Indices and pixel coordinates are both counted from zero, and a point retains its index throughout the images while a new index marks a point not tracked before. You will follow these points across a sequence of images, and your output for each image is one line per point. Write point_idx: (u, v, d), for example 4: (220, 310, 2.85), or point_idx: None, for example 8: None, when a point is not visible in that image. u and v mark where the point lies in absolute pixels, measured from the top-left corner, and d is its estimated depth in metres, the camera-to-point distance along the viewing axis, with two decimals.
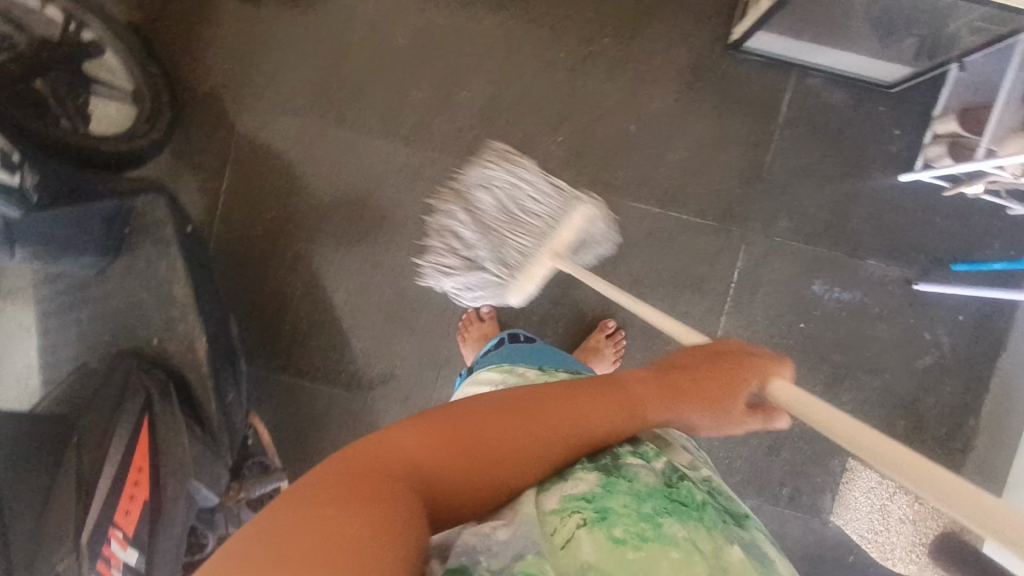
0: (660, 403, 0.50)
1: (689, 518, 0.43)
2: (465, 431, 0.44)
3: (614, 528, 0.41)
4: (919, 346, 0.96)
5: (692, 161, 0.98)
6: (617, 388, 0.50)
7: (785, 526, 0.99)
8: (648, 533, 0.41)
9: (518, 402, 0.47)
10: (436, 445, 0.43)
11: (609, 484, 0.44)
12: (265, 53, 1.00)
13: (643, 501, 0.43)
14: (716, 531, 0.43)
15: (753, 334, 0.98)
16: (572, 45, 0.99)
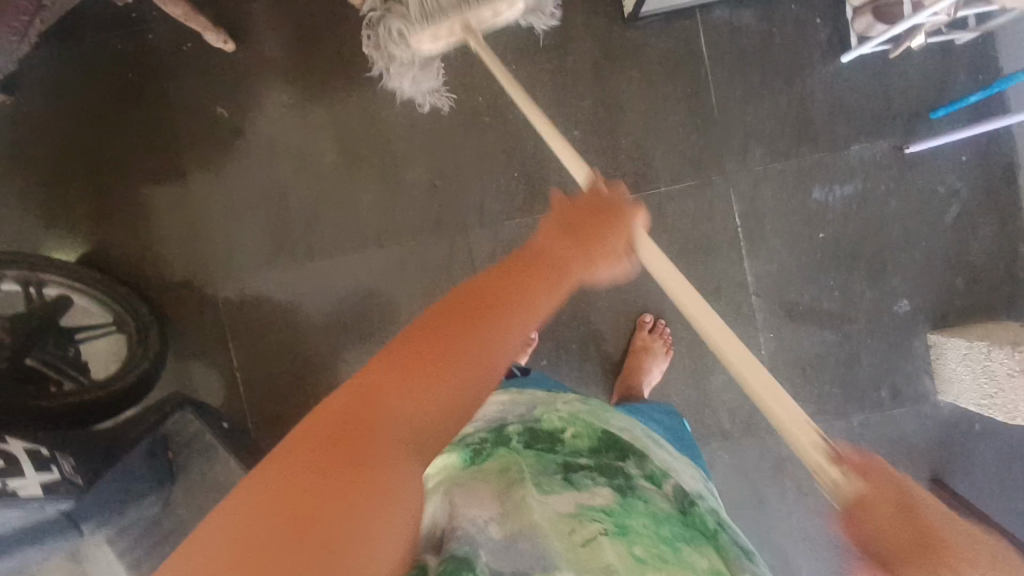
0: (572, 263, 0.51)
1: (706, 545, 0.50)
2: (422, 356, 0.39)
3: (634, 545, 0.45)
4: (939, 201, 0.95)
5: (646, 136, 0.97)
6: (549, 269, 0.49)
7: (896, 423, 0.98)
8: (667, 552, 0.46)
9: (483, 299, 0.43)
10: (407, 369, 0.38)
11: (626, 502, 0.50)
12: (215, 227, 1.02)
13: (663, 525, 0.50)
14: (731, 562, 0.49)
15: (780, 264, 0.97)
16: (485, 85, 0.99)
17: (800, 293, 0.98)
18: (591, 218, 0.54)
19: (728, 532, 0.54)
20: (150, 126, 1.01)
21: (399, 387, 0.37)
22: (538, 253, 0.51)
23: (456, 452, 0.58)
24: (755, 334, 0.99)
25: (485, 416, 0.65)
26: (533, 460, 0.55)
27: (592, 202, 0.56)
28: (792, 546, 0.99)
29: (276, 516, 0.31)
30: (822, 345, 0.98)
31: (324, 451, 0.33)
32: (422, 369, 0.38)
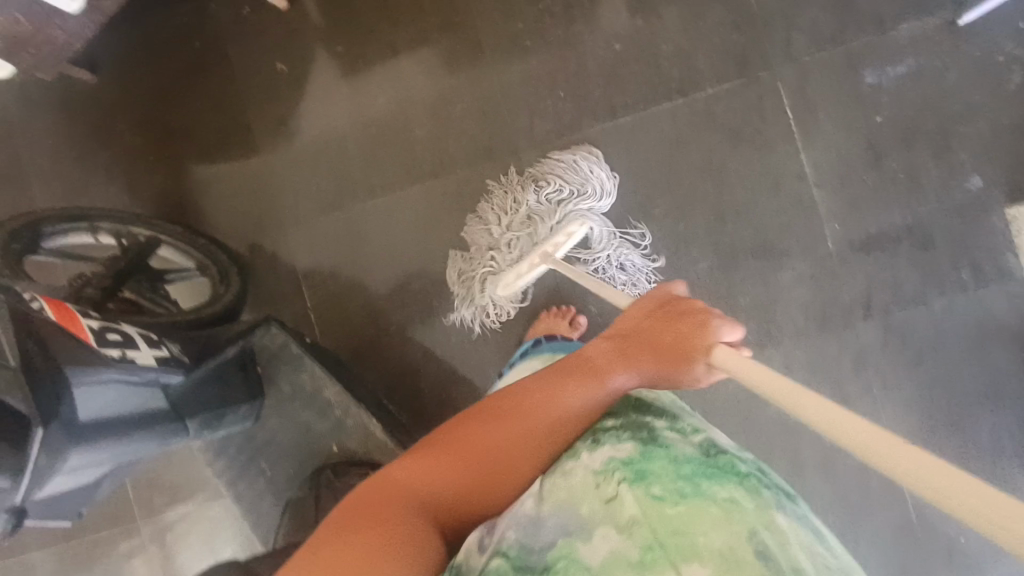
0: (618, 364, 0.55)
1: (730, 481, 0.46)
2: (471, 439, 0.49)
3: (653, 486, 0.45)
4: (999, 69, 0.93)
5: (687, 41, 0.99)
6: (591, 368, 0.54)
7: (982, 306, 0.94)
8: (687, 490, 0.45)
9: (522, 400, 0.51)
10: (478, 422, 0.50)
11: (645, 450, 0.48)
12: (281, 178, 1.08)
13: (682, 465, 0.47)
14: (761, 496, 0.45)
15: (836, 153, 0.97)
16: (524, 12, 1.02)
17: (862, 180, 0.96)
18: (664, 312, 0.60)
19: (764, 476, 0.48)
20: (216, 88, 1.09)
21: (453, 442, 0.49)
22: (586, 362, 0.55)
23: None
24: (819, 226, 0.97)
25: None
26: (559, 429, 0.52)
27: (677, 306, 0.61)
28: None
29: (355, 519, 0.42)
30: (891, 231, 0.96)
31: (406, 472, 0.47)
32: (474, 428, 0.50)
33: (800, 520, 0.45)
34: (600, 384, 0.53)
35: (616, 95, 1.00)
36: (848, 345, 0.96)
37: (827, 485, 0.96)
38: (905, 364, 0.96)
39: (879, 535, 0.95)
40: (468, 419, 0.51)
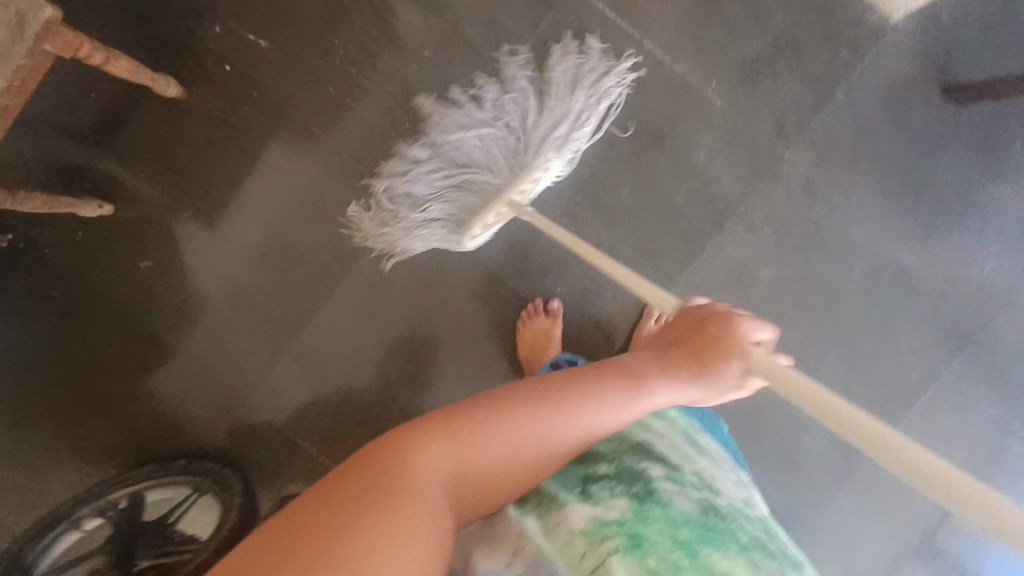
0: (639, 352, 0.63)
1: (728, 550, 0.56)
2: (477, 440, 0.52)
3: (647, 559, 0.53)
4: None
5: (484, 11, 0.96)
6: (623, 372, 0.59)
7: (877, 70, 0.95)
8: (681, 562, 0.53)
9: (554, 397, 0.55)
10: (455, 440, 0.51)
11: (643, 511, 0.56)
12: (215, 360, 1.03)
13: (676, 530, 0.56)
14: (749, 559, 0.55)
15: (672, 23, 0.95)
16: (328, 76, 0.98)
17: (712, 31, 0.95)
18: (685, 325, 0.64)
19: (762, 534, 0.60)
20: (106, 321, 1.02)
21: (430, 447, 0.50)
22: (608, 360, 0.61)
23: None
24: (700, 95, 0.96)
25: None
26: (562, 474, 0.61)
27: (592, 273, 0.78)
28: (871, 241, 0.98)
29: (356, 495, 0.44)
30: (763, 58, 0.95)
31: (384, 460, 0.47)
32: (454, 442, 0.51)
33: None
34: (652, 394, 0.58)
35: (457, 96, 0.98)
36: (792, 177, 0.97)
37: (847, 304, 0.99)
38: (844, 163, 0.96)
39: (915, 314, 0.99)
40: (512, 411, 0.54)
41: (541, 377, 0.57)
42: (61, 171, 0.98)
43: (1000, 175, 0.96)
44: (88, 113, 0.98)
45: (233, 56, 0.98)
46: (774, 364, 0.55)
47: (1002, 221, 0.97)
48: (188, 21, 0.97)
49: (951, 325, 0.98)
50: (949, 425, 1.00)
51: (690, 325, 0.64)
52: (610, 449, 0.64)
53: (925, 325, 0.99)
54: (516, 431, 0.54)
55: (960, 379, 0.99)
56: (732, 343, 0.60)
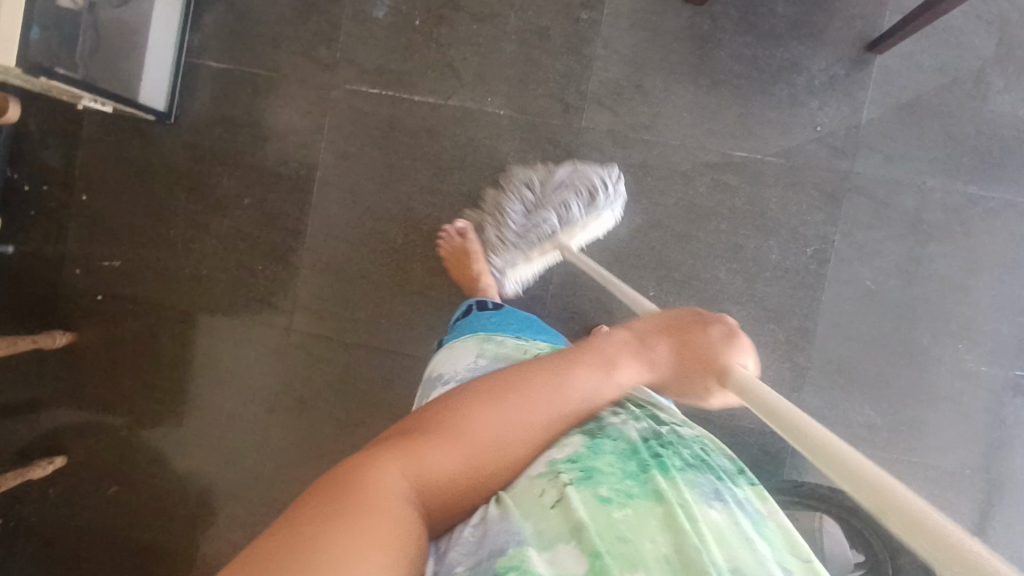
0: (619, 359, 0.58)
1: (669, 471, 0.53)
2: (446, 437, 0.50)
3: (599, 488, 0.50)
4: None
5: (275, 142, 1.05)
6: (595, 356, 0.57)
7: (619, 12, 0.98)
8: (632, 488, 0.50)
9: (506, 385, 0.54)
10: (407, 451, 0.48)
11: (595, 445, 0.54)
12: (201, 544, 1.09)
13: (628, 459, 0.53)
14: (700, 486, 0.52)
15: (428, 70, 1.02)
16: (181, 261, 1.08)
17: (463, 59, 1.01)
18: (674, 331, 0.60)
19: (708, 457, 0.57)
20: (101, 554, 1.10)
21: (389, 459, 0.46)
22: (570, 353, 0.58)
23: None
24: (482, 114, 1.02)
25: (454, 372, 0.70)
26: None
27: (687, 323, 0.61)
28: (698, 154, 0.98)
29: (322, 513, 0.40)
30: (518, 56, 1.00)
31: (363, 475, 0.44)
32: (409, 456, 0.47)
33: (735, 499, 0.52)
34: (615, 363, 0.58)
35: (288, 222, 1.06)
36: (600, 139, 0.99)
37: (710, 218, 0.98)
38: (636, 103, 0.99)
39: (778, 195, 0.97)
40: (450, 409, 0.52)
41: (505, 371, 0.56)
42: (13, 447, 1.09)
43: (778, 38, 0.96)
44: (12, 390, 1.09)
45: (101, 286, 1.09)
46: (746, 380, 0.53)
47: (808, 76, 0.96)
48: (51, 276, 1.09)
49: (816, 189, 0.97)
50: (868, 278, 0.96)
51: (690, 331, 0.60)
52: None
53: (792, 201, 0.97)
54: (467, 436, 0.50)
55: (854, 232, 0.96)
56: (715, 360, 0.57)
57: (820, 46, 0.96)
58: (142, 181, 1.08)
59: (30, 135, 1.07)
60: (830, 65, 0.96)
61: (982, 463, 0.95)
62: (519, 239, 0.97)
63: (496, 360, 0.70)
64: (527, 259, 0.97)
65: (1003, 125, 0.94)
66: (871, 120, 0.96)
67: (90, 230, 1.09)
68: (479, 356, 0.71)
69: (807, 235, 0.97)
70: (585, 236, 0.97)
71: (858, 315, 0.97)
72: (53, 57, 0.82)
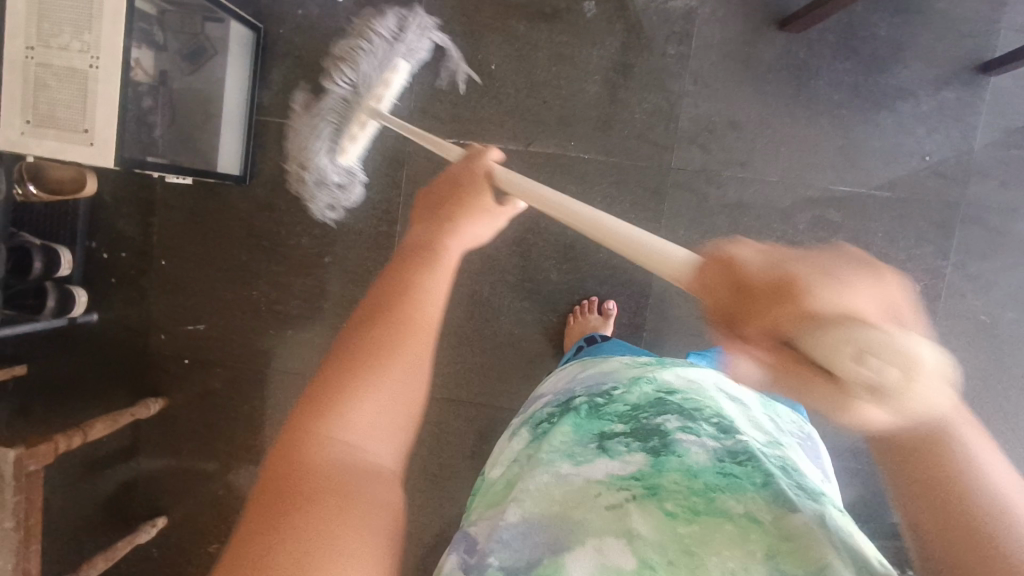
0: (448, 243, 0.53)
1: (747, 491, 0.47)
2: (341, 374, 0.42)
3: (664, 503, 0.47)
4: None
5: (353, 197, 1.03)
6: (433, 246, 0.51)
7: (709, 44, 0.94)
8: (699, 505, 0.46)
9: (378, 297, 0.46)
10: (320, 412, 0.41)
11: (658, 461, 0.50)
12: None
13: (695, 478, 0.49)
14: (783, 502, 0.46)
15: (507, 115, 0.98)
16: (266, 320, 1.07)
17: (543, 102, 0.97)
18: (438, 203, 0.59)
19: (794, 476, 0.50)
20: None
21: (311, 426, 0.41)
22: (427, 251, 0.51)
23: (530, 434, 0.63)
24: (566, 159, 0.98)
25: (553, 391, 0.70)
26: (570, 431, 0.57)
27: (445, 190, 0.61)
28: (796, 190, 0.94)
29: (278, 504, 0.38)
30: (601, 97, 0.96)
31: (295, 460, 0.40)
32: (329, 417, 0.41)
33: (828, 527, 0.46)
34: (450, 255, 0.51)
35: (370, 278, 1.04)
36: (691, 178, 0.95)
37: None
38: (729, 139, 0.94)
39: (884, 229, 0.93)
40: (339, 351, 0.44)
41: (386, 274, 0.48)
42: (113, 512, 1.11)
43: (881, 64, 0.91)
44: (107, 455, 1.11)
45: (187, 350, 1.09)
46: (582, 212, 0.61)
47: (914, 103, 0.91)
48: (138, 342, 1.09)
49: (925, 221, 0.92)
50: (983, 310, 0.92)
51: (472, 202, 0.60)
52: (624, 406, 0.59)
53: (899, 232, 0.93)
54: (367, 395, 0.42)
55: (967, 264, 0.92)
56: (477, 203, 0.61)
57: (927, 69, 0.91)
58: (221, 244, 1.07)
59: (107, 203, 1.06)
60: (937, 90, 0.90)
61: None
62: (336, 167, 0.99)
63: (598, 372, 0.70)
64: (345, 191, 1.02)
65: None
66: (986, 145, 0.90)
67: (173, 295, 1.08)
68: (585, 371, 0.72)
69: (916, 268, 0.93)
70: (391, 94, 0.97)
71: (973, 349, 0.93)
72: (142, 143, 0.81)
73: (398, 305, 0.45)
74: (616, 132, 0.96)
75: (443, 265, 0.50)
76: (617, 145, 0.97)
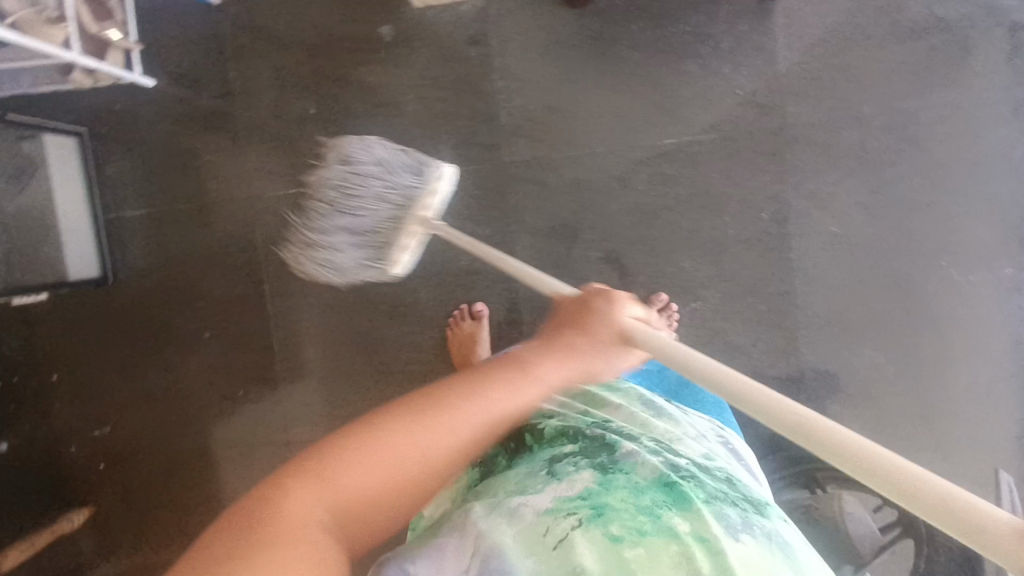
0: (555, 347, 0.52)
1: (691, 506, 0.48)
2: (363, 441, 0.43)
3: (608, 525, 0.46)
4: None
5: (218, 269, 1.04)
6: (518, 360, 0.50)
7: (508, 38, 0.95)
8: (646, 524, 0.46)
9: (458, 376, 0.48)
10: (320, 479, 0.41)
11: (606, 480, 0.50)
12: None
13: (641, 494, 0.49)
14: (724, 520, 0.48)
15: (339, 153, 1.00)
16: (169, 407, 1.08)
17: (371, 133, 0.99)
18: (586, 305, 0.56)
19: (736, 492, 0.53)
20: None
21: (311, 491, 0.40)
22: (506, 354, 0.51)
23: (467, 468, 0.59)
24: (406, 180, 0.99)
25: None
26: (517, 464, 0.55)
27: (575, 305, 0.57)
28: (628, 155, 0.96)
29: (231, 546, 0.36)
30: (423, 113, 0.98)
31: (288, 516, 0.39)
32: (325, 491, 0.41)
33: (770, 535, 0.48)
34: (563, 351, 0.51)
35: (257, 341, 1.05)
36: (528, 169, 0.97)
37: (659, 212, 0.96)
38: (552, 122, 0.96)
39: (719, 170, 0.95)
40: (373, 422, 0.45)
41: (461, 371, 0.49)
42: None
43: (672, 16, 0.93)
44: None
45: (101, 456, 1.09)
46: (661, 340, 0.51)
47: (714, 43, 0.93)
48: (51, 461, 1.09)
49: (754, 152, 0.94)
50: (831, 223, 0.94)
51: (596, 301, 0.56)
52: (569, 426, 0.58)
53: (733, 168, 0.94)
54: (353, 470, 0.42)
55: (804, 183, 0.94)
56: (610, 329, 0.53)
57: (716, 9, 0.92)
58: (105, 347, 1.07)
59: None
60: (731, 27, 0.92)
61: (1001, 368, 0.93)
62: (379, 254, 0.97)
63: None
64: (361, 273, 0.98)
65: (924, 31, 0.92)
66: (791, 66, 0.92)
67: (73, 407, 1.08)
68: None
69: (758, 198, 0.94)
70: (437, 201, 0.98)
71: (833, 262, 0.95)
72: None
73: (459, 387, 0.47)
74: (446, 143, 0.98)
75: (527, 356, 0.50)
76: (450, 155, 0.98)
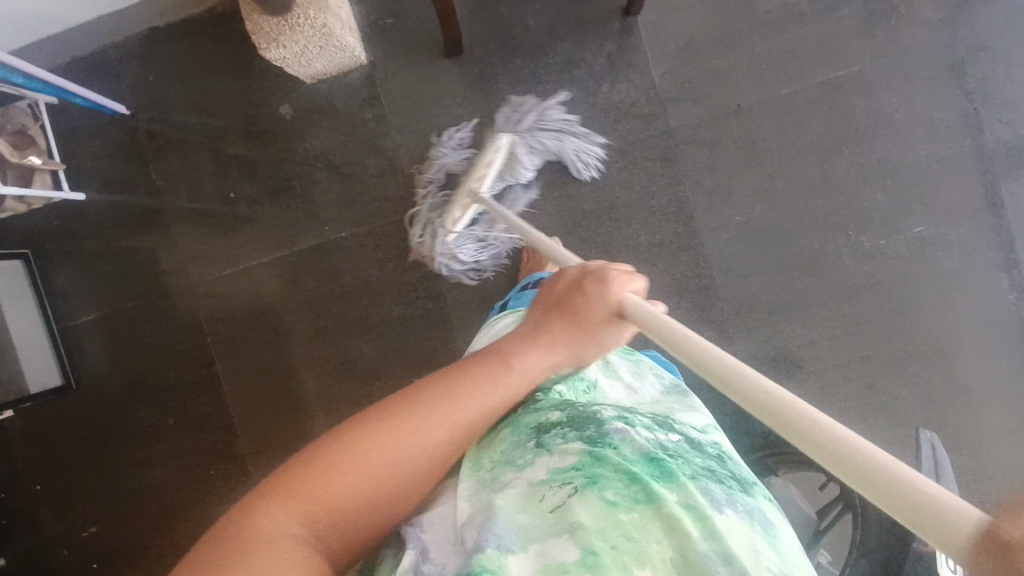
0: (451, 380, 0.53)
1: (679, 478, 0.47)
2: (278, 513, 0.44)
3: (603, 492, 0.45)
4: (197, 99, 1.05)
5: (171, 358, 1.09)
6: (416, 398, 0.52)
7: (397, 97, 1.01)
8: (638, 494, 0.46)
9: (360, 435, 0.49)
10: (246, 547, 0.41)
11: (595, 450, 0.49)
12: None
13: (633, 462, 0.48)
14: (711, 495, 0.47)
15: (263, 229, 1.05)
16: (147, 498, 1.11)
17: (289, 205, 1.04)
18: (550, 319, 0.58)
19: (724, 463, 0.52)
20: None
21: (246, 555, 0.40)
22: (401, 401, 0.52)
23: None
24: (329, 244, 1.04)
25: None
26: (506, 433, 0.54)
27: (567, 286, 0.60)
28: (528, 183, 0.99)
29: None
30: (333, 179, 1.03)
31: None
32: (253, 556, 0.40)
33: (752, 512, 0.47)
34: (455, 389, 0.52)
35: (217, 419, 1.09)
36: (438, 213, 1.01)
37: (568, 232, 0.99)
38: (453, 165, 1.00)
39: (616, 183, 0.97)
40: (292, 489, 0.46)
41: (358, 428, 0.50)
42: None
43: (544, 50, 0.98)
44: None
45: (91, 556, 1.12)
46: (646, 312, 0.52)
47: (587, 68, 0.98)
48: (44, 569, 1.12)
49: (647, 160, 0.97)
50: (735, 214, 0.96)
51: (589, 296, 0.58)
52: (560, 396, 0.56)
53: (631, 178, 0.97)
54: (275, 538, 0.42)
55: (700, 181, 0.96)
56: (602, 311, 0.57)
57: (584, 36, 0.97)
58: (80, 452, 1.11)
59: None
60: (600, 50, 0.97)
61: (929, 326, 0.93)
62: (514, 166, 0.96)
63: None
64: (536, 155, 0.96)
65: (784, 19, 0.95)
66: (664, 76, 0.97)
67: (58, 513, 1.12)
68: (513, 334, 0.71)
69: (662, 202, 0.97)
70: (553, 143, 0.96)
71: (745, 252, 0.96)
72: None
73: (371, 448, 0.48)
74: (359, 203, 1.03)
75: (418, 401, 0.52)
76: (366, 213, 1.03)
